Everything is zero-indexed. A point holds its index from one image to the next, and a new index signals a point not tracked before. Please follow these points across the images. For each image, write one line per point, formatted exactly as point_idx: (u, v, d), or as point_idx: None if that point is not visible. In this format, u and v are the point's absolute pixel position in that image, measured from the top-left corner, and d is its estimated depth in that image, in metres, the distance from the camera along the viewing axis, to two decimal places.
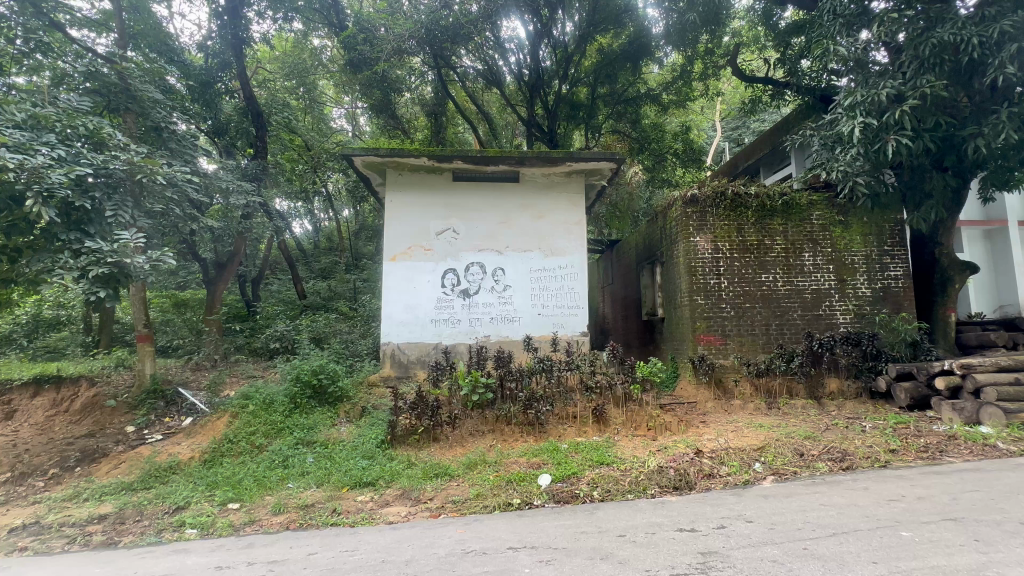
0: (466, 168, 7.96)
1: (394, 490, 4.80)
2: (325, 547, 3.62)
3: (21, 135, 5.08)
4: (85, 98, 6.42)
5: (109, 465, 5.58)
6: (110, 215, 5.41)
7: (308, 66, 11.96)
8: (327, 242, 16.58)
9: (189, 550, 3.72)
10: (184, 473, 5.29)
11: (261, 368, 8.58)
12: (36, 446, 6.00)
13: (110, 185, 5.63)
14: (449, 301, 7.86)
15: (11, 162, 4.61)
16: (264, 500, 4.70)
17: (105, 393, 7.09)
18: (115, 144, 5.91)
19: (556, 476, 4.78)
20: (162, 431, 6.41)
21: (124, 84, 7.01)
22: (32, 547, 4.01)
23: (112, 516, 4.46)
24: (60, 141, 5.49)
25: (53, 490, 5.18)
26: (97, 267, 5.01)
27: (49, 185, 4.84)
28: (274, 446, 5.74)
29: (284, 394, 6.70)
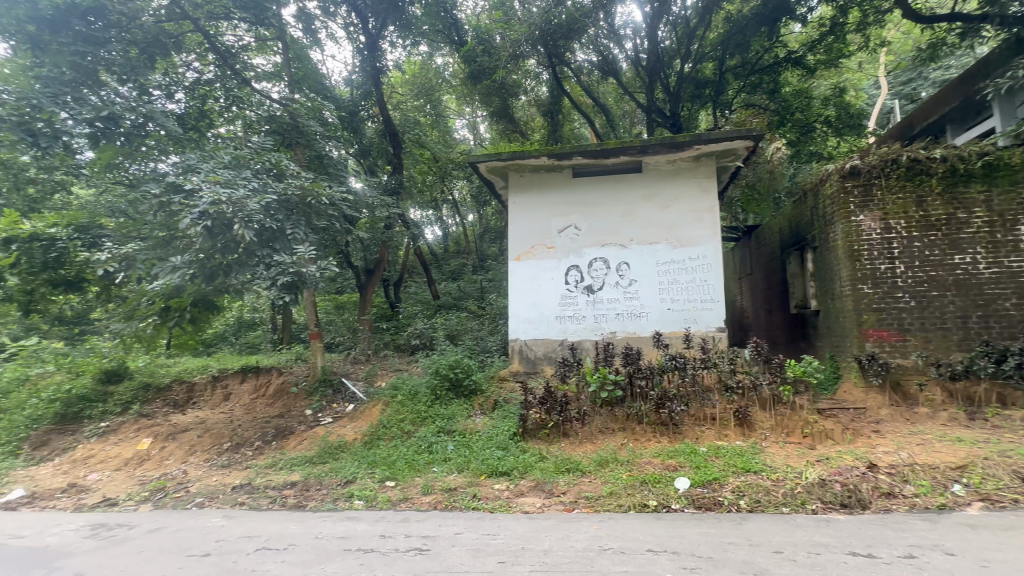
0: (585, 163, 7.90)
1: (528, 481, 4.97)
2: (470, 529, 3.90)
3: (229, 174, 6.34)
4: (267, 139, 7.76)
5: (296, 441, 6.71)
6: (290, 233, 6.55)
7: (434, 84, 12.99)
8: (455, 246, 17.83)
9: (358, 519, 4.30)
10: (350, 452, 6.12)
11: (405, 362, 9.57)
12: (245, 422, 7.47)
13: (289, 208, 6.78)
14: (573, 298, 7.87)
15: (224, 197, 5.80)
16: (415, 480, 5.23)
17: (289, 381, 8.55)
18: (291, 173, 7.05)
19: (696, 481, 4.50)
20: (332, 414, 7.52)
21: (294, 123, 8.31)
22: (247, 503, 4.99)
23: (300, 484, 5.35)
24: (254, 175, 6.74)
25: (258, 459, 6.39)
26: (283, 276, 6.11)
27: (249, 212, 5.97)
28: (420, 433, 6.36)
29: (426, 386, 7.36)
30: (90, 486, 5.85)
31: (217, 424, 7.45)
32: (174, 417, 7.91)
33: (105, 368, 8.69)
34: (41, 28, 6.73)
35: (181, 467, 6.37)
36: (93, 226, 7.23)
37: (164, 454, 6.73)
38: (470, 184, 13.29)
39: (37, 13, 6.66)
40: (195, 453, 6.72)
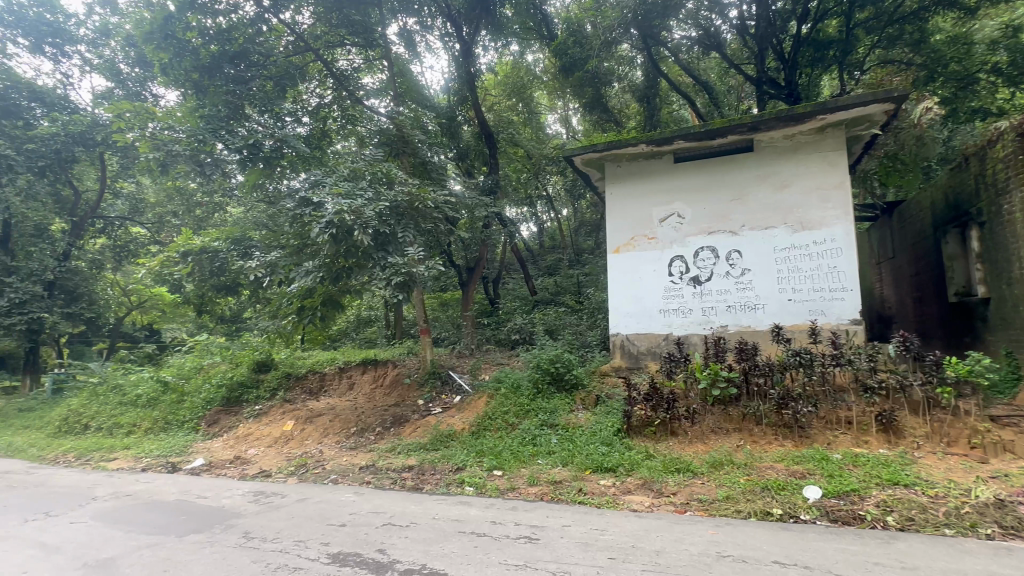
0: (688, 147, 7.45)
1: (635, 479, 4.84)
2: (578, 522, 3.91)
3: (349, 186, 7.00)
4: (378, 151, 8.47)
5: (411, 429, 7.26)
6: (401, 237, 7.05)
7: (526, 81, 13.13)
8: (551, 242, 17.93)
9: (470, 504, 4.53)
10: (459, 441, 6.48)
11: (506, 356, 9.86)
12: (367, 409, 8.26)
13: (400, 213, 7.34)
14: (678, 290, 7.48)
15: (346, 207, 6.43)
16: (521, 471, 5.37)
17: (403, 372, 9.29)
18: (400, 180, 7.61)
19: (829, 491, 4.05)
20: (441, 404, 8.01)
21: (402, 134, 8.96)
22: (373, 482, 5.51)
23: (416, 468, 5.79)
24: (369, 184, 7.40)
25: (380, 443, 7.04)
26: (396, 276, 6.58)
27: (366, 220, 6.57)
28: (524, 425, 6.51)
29: (528, 379, 7.51)
30: (251, 459, 6.91)
31: (345, 410, 8.34)
32: (310, 403, 9.03)
33: (257, 360, 10.20)
34: (202, 74, 8.10)
35: (318, 447, 7.24)
36: (244, 238, 8.45)
37: (304, 435, 7.69)
38: (564, 178, 13.24)
39: (199, 62, 7.99)
40: (328, 435, 7.59)
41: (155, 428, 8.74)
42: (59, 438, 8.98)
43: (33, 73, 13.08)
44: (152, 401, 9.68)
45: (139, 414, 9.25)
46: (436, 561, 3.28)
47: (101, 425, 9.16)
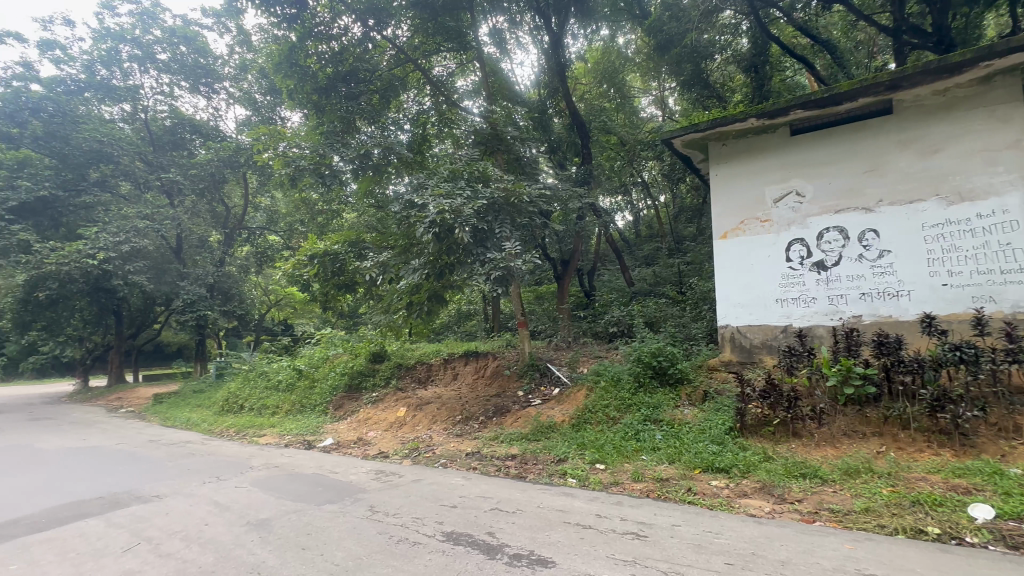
0: (809, 116, 6.65)
1: (752, 482, 4.49)
2: (688, 523, 3.74)
3: (450, 186, 7.32)
4: (473, 150, 8.78)
5: (513, 419, 7.47)
6: (499, 232, 7.22)
7: (618, 65, 12.64)
8: (648, 230, 17.22)
9: (573, 496, 4.55)
10: (560, 433, 6.52)
11: (604, 349, 9.70)
12: (470, 399, 8.67)
13: (497, 209, 7.55)
14: (798, 277, 6.75)
15: (447, 206, 6.74)
16: (624, 466, 5.27)
17: (503, 364, 9.57)
18: (495, 177, 7.80)
19: (1006, 512, 3.39)
20: (541, 396, 8.13)
21: (496, 132, 9.15)
22: (479, 468, 5.77)
23: (519, 457, 5.94)
24: (467, 183, 7.67)
25: (484, 431, 7.35)
26: (495, 271, 6.80)
27: (465, 218, 6.84)
28: (626, 419, 6.36)
29: (629, 373, 7.31)
30: (371, 440, 7.63)
31: (450, 399, 8.84)
32: (419, 391, 9.72)
33: (373, 351, 11.22)
34: (319, 94, 8.96)
35: (428, 432, 7.75)
36: (359, 240, 9.29)
37: (415, 421, 8.29)
38: (661, 163, 12.55)
39: (318, 85, 8.90)
40: (436, 422, 8.10)
41: (293, 410, 10.05)
42: (223, 415, 10.71)
43: (193, 110, 15.60)
44: (290, 386, 11.12)
45: (281, 397, 10.68)
46: (544, 548, 3.35)
47: (253, 406, 10.75)
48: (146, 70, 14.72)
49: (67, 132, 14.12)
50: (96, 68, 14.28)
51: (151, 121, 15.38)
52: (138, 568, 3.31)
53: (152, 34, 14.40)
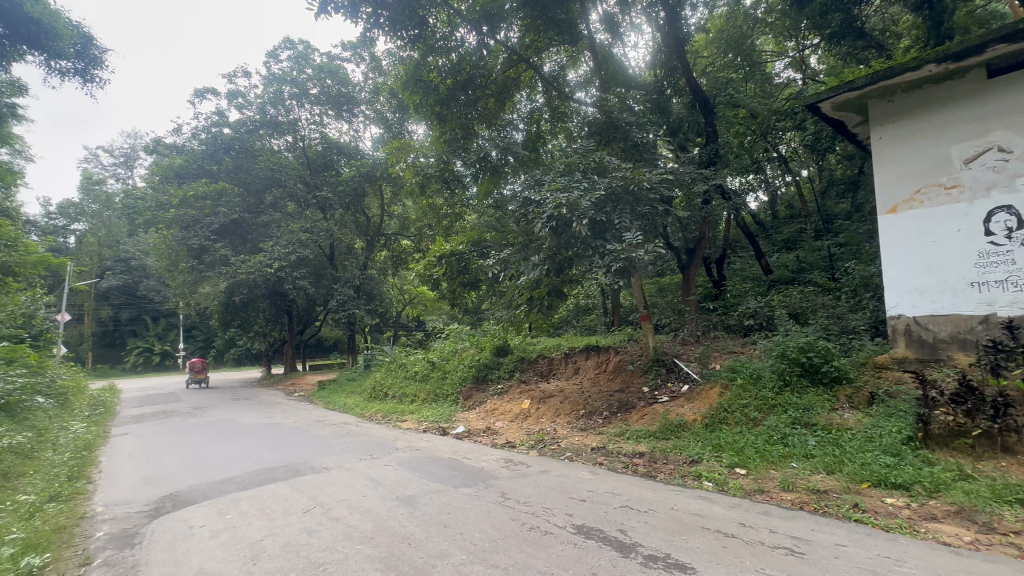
0: (1019, 50, 5.25)
1: (943, 505, 3.73)
2: (857, 544, 3.23)
3: (567, 180, 7.29)
4: (589, 141, 8.61)
5: (638, 416, 7.22)
6: (618, 222, 7.01)
7: (746, 30, 11.24)
8: (788, 211, 15.29)
9: (711, 500, 4.24)
10: (691, 432, 6.13)
11: (739, 344, 8.85)
12: (593, 393, 8.57)
13: (616, 198, 7.32)
14: (1003, 254, 5.42)
15: (565, 200, 6.73)
16: (770, 473, 4.75)
17: (625, 359, 9.28)
18: (613, 167, 7.55)
19: None
20: (668, 393, 7.73)
21: (611, 120, 8.87)
22: (605, 463, 5.67)
23: (647, 455, 5.72)
24: (583, 175, 7.55)
25: (609, 427, 7.22)
26: (615, 262, 6.61)
27: (583, 211, 6.77)
28: (770, 421, 5.74)
29: (771, 370, 6.59)
30: (499, 430, 7.97)
31: (572, 393, 8.83)
32: (542, 385, 9.90)
33: (496, 345, 11.73)
34: (441, 105, 9.57)
35: (552, 425, 7.85)
36: (480, 240, 9.73)
37: (539, 413, 8.45)
38: (803, 132, 10.97)
39: (440, 96, 9.49)
40: (559, 415, 8.16)
41: (429, 399, 10.95)
42: (372, 401, 12.10)
43: (339, 134, 17.85)
44: (425, 376, 12.12)
45: (418, 387, 11.69)
46: (681, 553, 3.17)
47: (395, 394, 11.96)
48: (302, 105, 17.23)
49: (250, 165, 17.18)
50: (267, 108, 17.10)
51: (308, 148, 17.94)
52: (315, 528, 3.89)
53: (306, 73, 16.80)
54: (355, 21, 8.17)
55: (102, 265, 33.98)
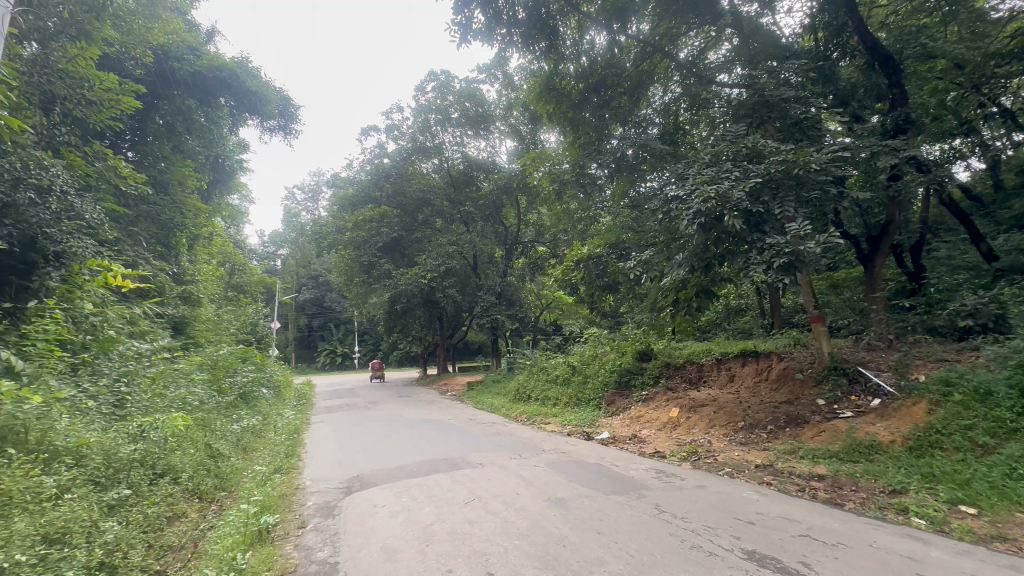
0: None
1: None
2: None
3: (713, 171, 6.72)
4: (739, 125, 7.76)
5: (814, 432, 6.27)
6: (779, 213, 6.26)
7: None
8: None
9: (926, 542, 3.46)
10: (889, 456, 5.12)
11: (953, 350, 7.11)
12: (754, 404, 7.69)
13: (774, 186, 6.54)
14: None
15: (713, 192, 6.22)
16: (1014, 517, 3.72)
17: (793, 366, 8.16)
18: (770, 150, 6.73)
19: None
20: (852, 408, 6.58)
21: (764, 98, 7.90)
22: (775, 483, 5.04)
23: (829, 479, 4.93)
24: (734, 163, 6.87)
25: (776, 443, 6.41)
26: (779, 258, 5.90)
27: (736, 202, 6.18)
28: (1010, 450, 4.49)
29: (1008, 385, 5.17)
30: (646, 439, 7.63)
31: (727, 403, 8.06)
32: (692, 393, 9.21)
33: (638, 349, 11.30)
34: (574, 110, 9.61)
35: (706, 437, 7.24)
36: (619, 241, 9.45)
37: (690, 423, 7.86)
38: None
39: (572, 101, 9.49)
40: (714, 427, 7.50)
41: (571, 403, 10.97)
42: (516, 403, 12.58)
43: (478, 151, 19.13)
44: (566, 380, 12.15)
45: (560, 391, 11.79)
46: None
47: (538, 396, 12.26)
48: (446, 129, 18.89)
49: (404, 188, 19.40)
50: (417, 137, 19.12)
51: (451, 168, 19.55)
52: (476, 519, 4.18)
53: (448, 99, 18.35)
54: (491, 43, 8.70)
55: (300, 282, 41.55)
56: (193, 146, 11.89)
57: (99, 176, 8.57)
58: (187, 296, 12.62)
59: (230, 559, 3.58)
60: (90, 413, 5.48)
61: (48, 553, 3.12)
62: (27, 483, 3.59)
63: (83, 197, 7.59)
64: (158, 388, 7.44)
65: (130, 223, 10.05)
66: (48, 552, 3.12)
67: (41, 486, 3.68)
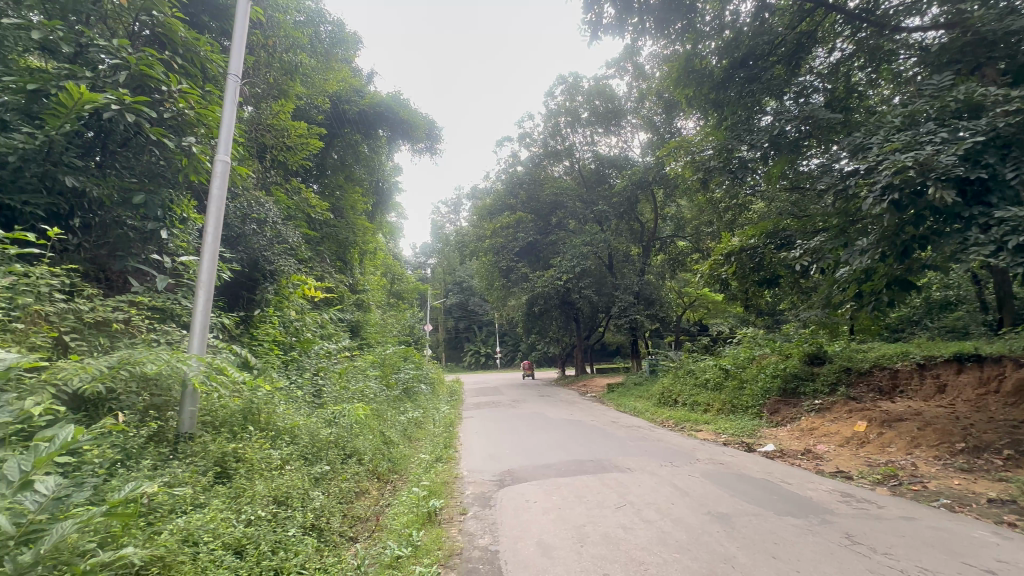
0: None
1: None
2: None
3: (907, 135, 5.55)
4: (943, 74, 6.23)
5: None
6: (1013, 178, 4.90)
7: None
8: None
9: None
10: None
11: None
12: (981, 422, 6.10)
13: (1003, 146, 5.14)
14: None
15: (909, 160, 5.13)
16: None
17: None
18: (993, 100, 5.29)
19: None
20: None
21: (981, 36, 6.24)
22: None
23: None
24: (939, 123, 5.56)
25: (1018, 474, 5.01)
26: (1017, 236, 4.60)
27: (944, 169, 5.00)
28: None
29: None
30: (824, 456, 6.58)
31: (938, 418, 6.54)
32: (883, 404, 7.69)
33: (807, 352, 9.84)
34: (717, 90, 8.77)
35: (908, 458, 5.98)
36: (779, 229, 8.32)
37: (884, 440, 6.55)
38: None
39: (716, 80, 8.66)
40: (920, 447, 6.13)
41: (725, 409, 9.97)
42: (661, 407, 11.92)
43: (609, 148, 18.79)
44: (718, 385, 11.10)
45: (711, 396, 10.80)
46: None
47: (685, 401, 11.43)
48: (576, 131, 18.95)
49: (538, 192, 19.94)
50: (548, 141, 19.51)
51: (582, 168, 19.51)
52: (630, 525, 4.05)
53: (577, 100, 18.34)
54: (623, 36, 8.48)
55: (447, 288, 45.59)
56: (361, 174, 13.89)
57: (297, 207, 10.49)
58: (360, 303, 14.70)
59: (407, 535, 4.04)
60: (298, 401, 6.73)
61: (277, 512, 3.88)
62: (261, 454, 4.54)
63: (287, 225, 9.35)
64: (343, 381, 8.78)
65: (318, 243, 12.07)
66: (278, 511, 3.88)
67: (271, 457, 4.62)
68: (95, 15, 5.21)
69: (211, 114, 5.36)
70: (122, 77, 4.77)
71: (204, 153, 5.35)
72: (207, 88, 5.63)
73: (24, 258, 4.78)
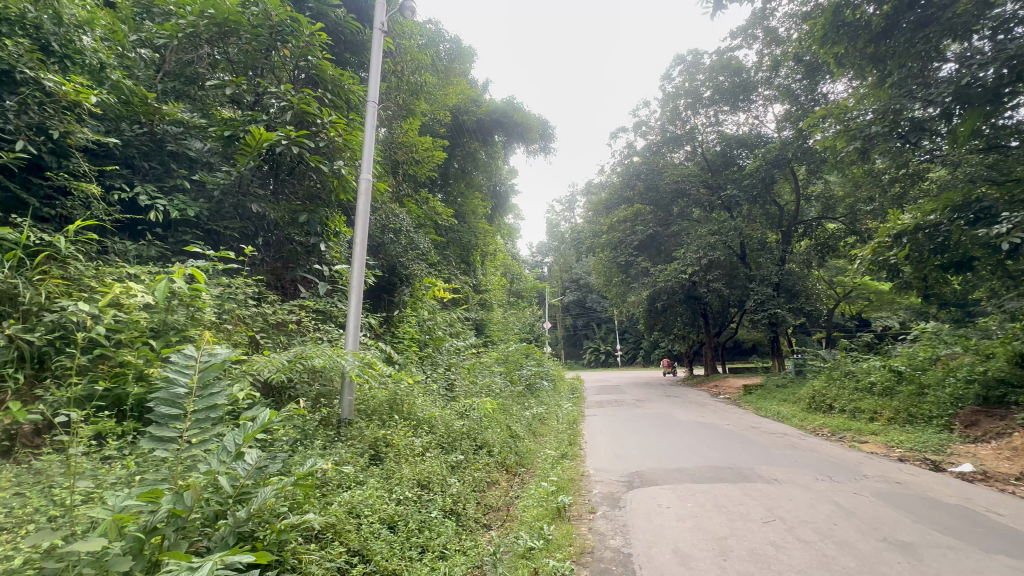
0: None
1: None
2: None
3: None
4: None
5: None
6: None
7: None
8: None
9: None
10: None
11: None
12: None
13: None
14: None
15: None
16: None
17: None
18: None
19: None
20: None
21: None
22: None
23: None
24: None
25: None
26: None
27: None
28: None
29: None
30: None
31: None
32: None
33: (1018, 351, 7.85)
34: (877, 43, 7.45)
35: None
36: (970, 200, 6.75)
37: None
38: None
39: (875, 31, 7.33)
40: None
41: (897, 419, 8.41)
42: (812, 413, 10.51)
43: (737, 127, 17.17)
44: (888, 389, 9.40)
45: (878, 402, 9.19)
46: None
47: (843, 407, 9.91)
48: (698, 112, 17.53)
49: (658, 182, 18.99)
50: (667, 127, 18.45)
51: (706, 151, 18.09)
52: (783, 543, 3.64)
53: (698, 79, 17.04)
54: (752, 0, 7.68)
55: (564, 286, 45.84)
56: (480, 180, 14.61)
57: (426, 215, 11.41)
58: (484, 302, 15.47)
59: (538, 528, 4.14)
60: (434, 394, 7.31)
61: (422, 494, 4.27)
62: (406, 440, 5.03)
63: (418, 232, 10.21)
64: (471, 376, 9.32)
65: (445, 248, 13.00)
66: (422, 494, 4.27)
67: (414, 444, 5.09)
68: (267, 67, 6.19)
69: (355, 139, 6.07)
70: (289, 116, 5.63)
71: (351, 174, 6.10)
72: (352, 117, 6.40)
73: (227, 272, 5.90)
